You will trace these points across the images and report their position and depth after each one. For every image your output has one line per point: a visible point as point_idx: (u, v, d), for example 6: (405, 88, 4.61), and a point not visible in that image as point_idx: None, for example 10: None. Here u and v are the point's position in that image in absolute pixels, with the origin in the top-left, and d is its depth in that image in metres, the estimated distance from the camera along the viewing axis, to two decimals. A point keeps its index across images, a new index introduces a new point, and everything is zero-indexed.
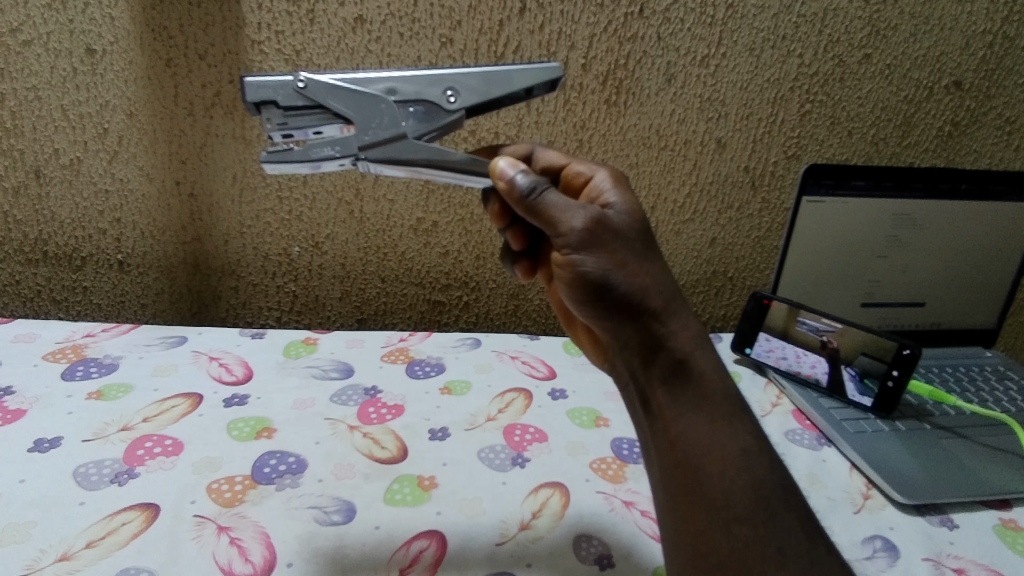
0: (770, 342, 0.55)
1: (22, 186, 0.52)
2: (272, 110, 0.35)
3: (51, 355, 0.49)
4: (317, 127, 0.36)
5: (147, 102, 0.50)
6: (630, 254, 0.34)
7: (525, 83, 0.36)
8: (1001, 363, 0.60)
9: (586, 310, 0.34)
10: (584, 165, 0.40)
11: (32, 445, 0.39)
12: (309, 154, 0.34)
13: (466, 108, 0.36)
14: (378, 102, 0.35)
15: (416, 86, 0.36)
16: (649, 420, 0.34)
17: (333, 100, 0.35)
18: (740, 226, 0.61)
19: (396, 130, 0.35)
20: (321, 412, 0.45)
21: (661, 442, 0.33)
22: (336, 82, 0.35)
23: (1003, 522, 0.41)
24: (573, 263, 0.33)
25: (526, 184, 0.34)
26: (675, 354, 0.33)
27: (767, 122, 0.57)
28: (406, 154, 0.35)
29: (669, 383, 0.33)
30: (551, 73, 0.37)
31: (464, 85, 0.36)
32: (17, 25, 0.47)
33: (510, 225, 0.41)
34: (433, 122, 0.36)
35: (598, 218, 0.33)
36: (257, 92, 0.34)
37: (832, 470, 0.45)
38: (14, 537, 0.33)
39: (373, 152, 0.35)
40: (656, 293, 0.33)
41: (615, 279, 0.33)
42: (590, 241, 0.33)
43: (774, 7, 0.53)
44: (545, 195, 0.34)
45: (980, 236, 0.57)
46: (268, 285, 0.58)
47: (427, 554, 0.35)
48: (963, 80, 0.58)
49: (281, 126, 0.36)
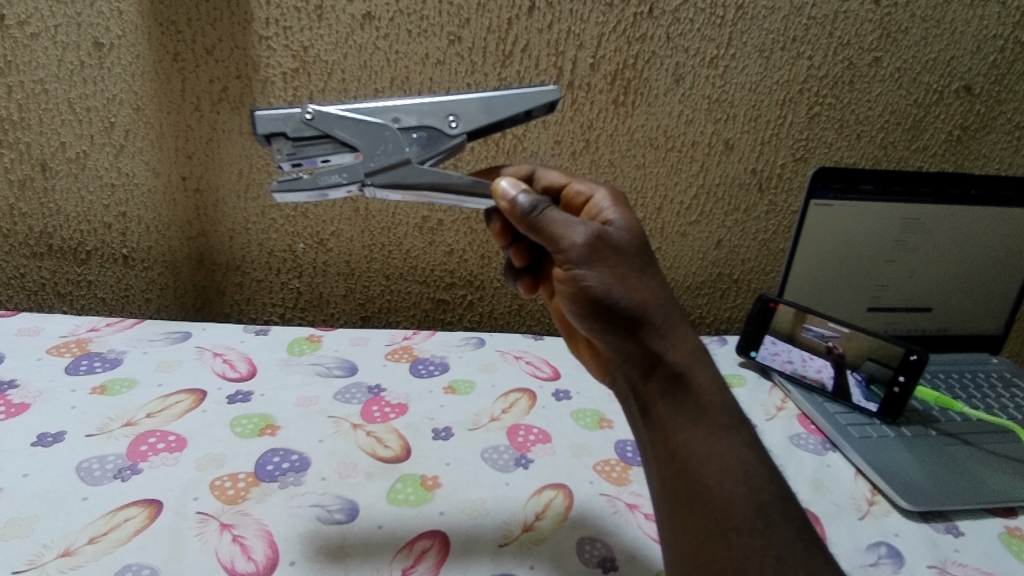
0: (775, 345, 0.55)
1: (27, 179, 0.52)
2: (281, 141, 0.35)
3: (55, 349, 0.49)
4: (326, 156, 0.35)
5: (154, 97, 0.50)
6: (631, 270, 0.33)
7: (527, 106, 0.36)
8: (1007, 369, 0.59)
9: (587, 325, 0.34)
10: (584, 184, 0.40)
11: (35, 440, 0.39)
12: (317, 182, 0.34)
13: (467, 132, 0.36)
14: (383, 130, 0.35)
15: (419, 112, 0.36)
16: (648, 429, 0.34)
17: (340, 129, 0.35)
18: (746, 228, 0.61)
19: (400, 156, 0.35)
20: (324, 410, 0.45)
21: (660, 453, 0.32)
22: (342, 112, 0.35)
23: (1009, 530, 0.41)
24: (575, 278, 0.33)
25: (527, 202, 0.34)
26: (673, 367, 0.33)
27: (775, 124, 0.57)
28: (410, 179, 0.35)
29: (668, 395, 0.33)
30: (549, 96, 0.37)
31: (466, 111, 0.36)
32: (24, 18, 0.47)
33: (512, 243, 0.41)
34: (436, 147, 0.36)
35: (598, 234, 0.33)
36: (267, 124, 0.34)
37: (837, 475, 0.45)
38: (17, 532, 0.33)
39: (379, 178, 0.35)
40: (655, 307, 0.33)
41: (615, 294, 0.32)
42: (591, 257, 0.33)
43: (785, 8, 0.52)
44: (546, 212, 0.34)
45: (988, 241, 0.57)
46: (273, 282, 0.58)
47: (430, 554, 0.35)
48: (973, 85, 0.58)
49: (290, 156, 0.35)
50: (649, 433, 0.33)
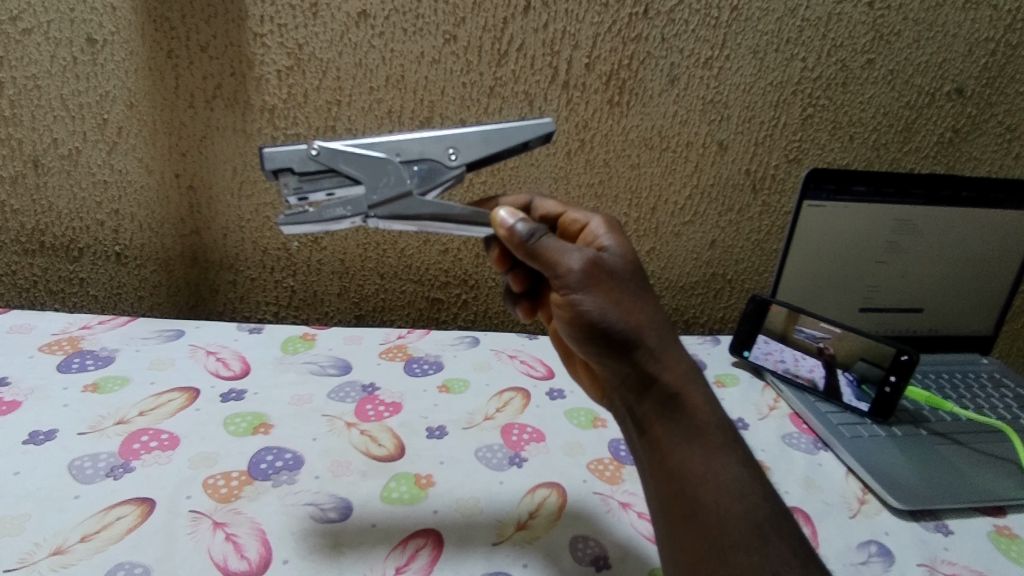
0: (768, 345, 0.55)
1: (20, 175, 0.52)
2: (288, 176, 0.35)
3: (47, 347, 0.48)
4: (332, 190, 0.35)
5: (148, 94, 0.50)
6: (626, 294, 0.34)
7: (523, 137, 0.36)
8: (998, 370, 0.60)
9: (585, 349, 0.35)
10: (580, 213, 0.41)
11: (27, 438, 0.39)
12: (322, 215, 0.34)
13: (466, 164, 0.36)
14: (386, 164, 0.35)
15: (419, 146, 0.36)
16: (644, 447, 0.34)
17: (344, 163, 0.35)
18: (740, 229, 0.61)
19: (402, 188, 0.35)
20: (318, 409, 0.45)
21: (657, 470, 0.33)
22: (346, 147, 0.35)
23: (998, 528, 0.42)
24: (572, 303, 0.33)
25: (525, 230, 0.34)
26: (668, 388, 0.33)
27: (769, 125, 0.57)
28: (412, 210, 0.35)
29: (664, 414, 0.33)
30: (545, 128, 0.37)
31: (465, 143, 0.36)
32: (16, 13, 0.47)
33: (511, 268, 0.42)
34: (435, 180, 0.36)
35: (595, 260, 0.34)
36: (274, 159, 0.34)
37: (829, 474, 0.45)
38: (8, 530, 0.33)
39: (381, 210, 0.35)
40: (650, 330, 0.34)
41: (612, 319, 0.33)
42: (588, 283, 0.33)
43: (779, 10, 0.53)
44: (544, 239, 0.34)
45: (979, 243, 0.58)
46: (267, 280, 0.58)
47: (424, 553, 0.35)
48: (964, 88, 0.58)
49: (297, 191, 0.35)
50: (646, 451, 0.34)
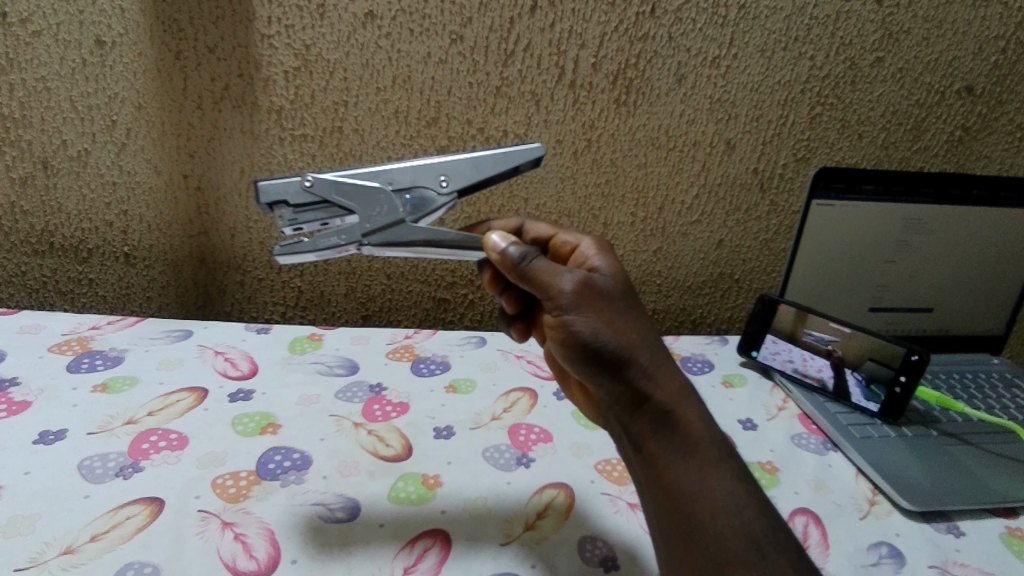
0: (776, 345, 0.55)
1: (29, 177, 0.52)
2: (282, 209, 0.35)
3: (57, 347, 0.49)
4: (325, 220, 0.36)
5: (156, 95, 0.50)
6: (617, 313, 0.34)
7: (513, 163, 0.37)
8: (1009, 370, 0.59)
9: (578, 369, 0.35)
10: (571, 234, 0.41)
11: (37, 437, 0.39)
12: (316, 245, 0.35)
13: (457, 192, 0.37)
14: (378, 194, 0.35)
15: (411, 174, 0.36)
16: (641, 466, 0.34)
17: (337, 195, 0.35)
18: (747, 228, 0.61)
19: (395, 217, 0.35)
20: (326, 408, 0.45)
21: (656, 481, 0.32)
22: (339, 177, 0.35)
23: (1010, 530, 0.41)
24: (564, 323, 0.34)
25: (516, 253, 0.35)
26: (661, 406, 0.33)
27: (777, 124, 0.56)
28: (405, 237, 0.36)
29: (659, 431, 0.33)
30: (534, 153, 0.37)
31: (456, 170, 0.36)
32: (26, 15, 0.47)
33: (504, 290, 0.42)
34: (427, 208, 0.36)
35: (586, 280, 0.34)
36: (269, 193, 0.34)
37: (838, 475, 0.45)
38: (19, 529, 0.33)
39: (375, 238, 0.35)
40: (642, 348, 0.34)
41: (604, 338, 0.33)
42: (579, 303, 0.34)
43: (786, 8, 0.52)
44: (535, 262, 0.34)
45: (989, 243, 0.57)
46: (274, 280, 0.58)
47: (431, 553, 0.35)
48: (974, 86, 0.58)
49: (292, 222, 0.35)
50: (643, 471, 0.34)
